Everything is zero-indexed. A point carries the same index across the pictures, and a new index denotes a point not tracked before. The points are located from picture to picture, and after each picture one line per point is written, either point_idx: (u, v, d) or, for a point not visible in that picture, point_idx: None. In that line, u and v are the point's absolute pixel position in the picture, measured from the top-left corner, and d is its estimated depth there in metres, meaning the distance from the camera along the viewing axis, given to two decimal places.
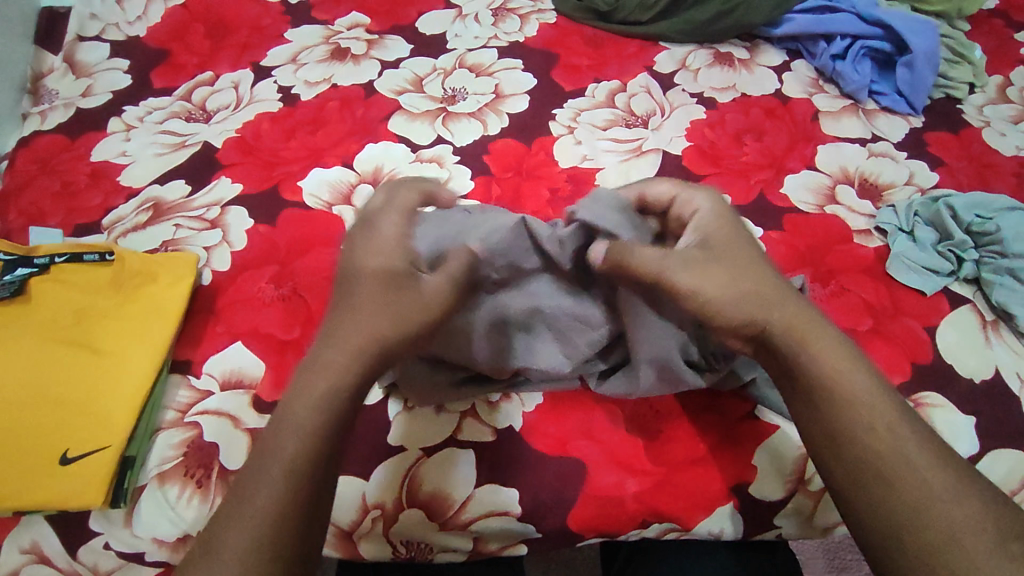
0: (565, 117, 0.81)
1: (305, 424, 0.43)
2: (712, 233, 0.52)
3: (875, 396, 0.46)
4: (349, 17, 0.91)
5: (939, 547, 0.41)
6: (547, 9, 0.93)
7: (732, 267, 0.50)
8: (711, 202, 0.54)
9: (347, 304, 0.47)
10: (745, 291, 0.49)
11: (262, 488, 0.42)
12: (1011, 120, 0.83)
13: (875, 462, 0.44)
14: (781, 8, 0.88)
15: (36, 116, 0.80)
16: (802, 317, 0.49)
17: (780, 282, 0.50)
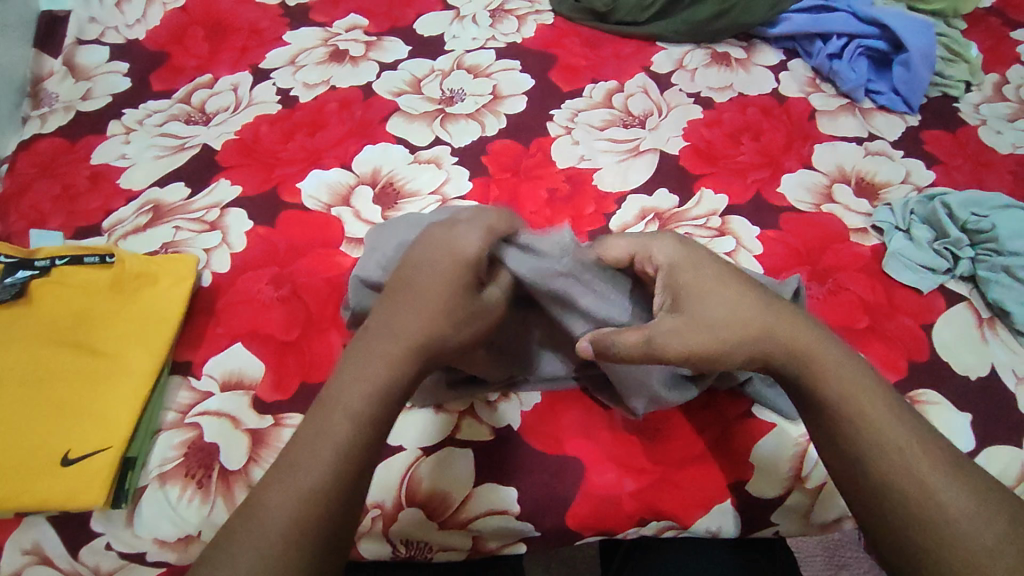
0: (562, 118, 0.81)
1: (357, 409, 0.44)
2: (682, 284, 0.50)
3: (885, 415, 0.46)
4: (347, 19, 0.92)
5: (940, 543, 0.42)
6: (544, 10, 0.93)
7: (717, 318, 0.48)
8: (670, 249, 0.51)
9: (408, 299, 0.48)
10: (729, 339, 0.48)
11: (309, 469, 0.42)
12: (1007, 118, 0.83)
13: (884, 484, 0.45)
14: (777, 7, 0.88)
15: (36, 119, 0.81)
16: (811, 344, 0.49)
17: (768, 314, 0.49)
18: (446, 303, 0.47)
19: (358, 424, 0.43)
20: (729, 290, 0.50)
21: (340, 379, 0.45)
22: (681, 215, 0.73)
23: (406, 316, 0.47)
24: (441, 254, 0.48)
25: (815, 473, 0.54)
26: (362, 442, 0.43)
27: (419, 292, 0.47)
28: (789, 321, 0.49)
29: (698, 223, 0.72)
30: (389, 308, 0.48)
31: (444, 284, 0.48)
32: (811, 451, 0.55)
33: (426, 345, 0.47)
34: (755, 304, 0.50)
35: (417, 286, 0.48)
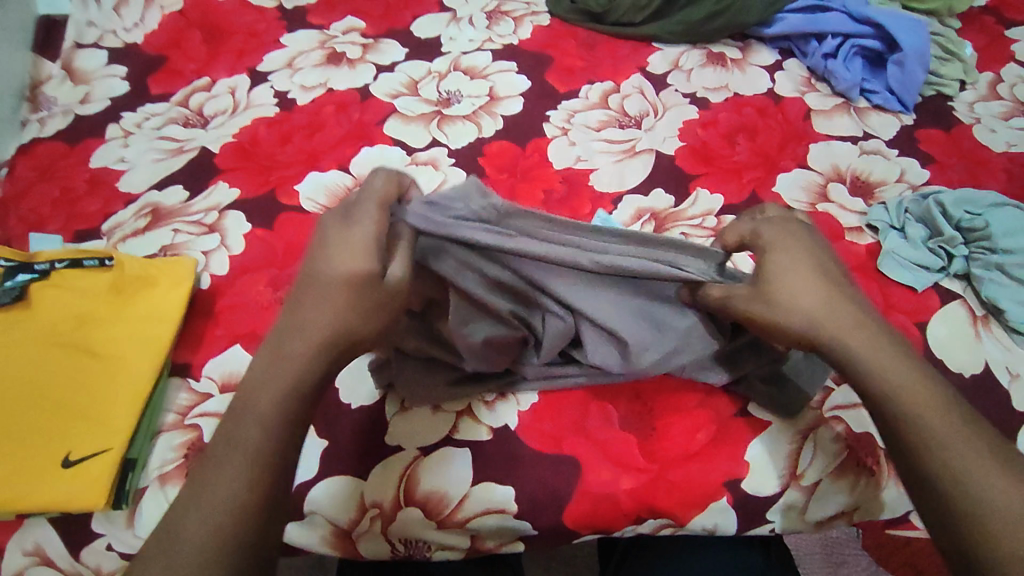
0: (558, 119, 0.81)
1: (265, 415, 0.43)
2: (761, 264, 0.50)
3: (934, 410, 0.45)
4: (344, 21, 0.92)
5: (973, 517, 0.41)
6: (541, 11, 0.93)
7: (782, 301, 0.49)
8: (773, 231, 0.52)
9: (314, 295, 0.46)
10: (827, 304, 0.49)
11: (222, 479, 0.41)
12: (1002, 117, 0.84)
13: (934, 480, 0.43)
14: (773, 8, 0.89)
15: (35, 123, 0.81)
16: (862, 339, 0.48)
17: (823, 303, 0.49)
18: (342, 296, 0.46)
19: (266, 430, 0.43)
20: (801, 274, 0.50)
21: (247, 384, 0.45)
22: (677, 215, 0.73)
23: (306, 314, 0.46)
24: (341, 245, 0.46)
25: (810, 470, 0.55)
26: (274, 450, 0.43)
27: (320, 287, 0.46)
28: (843, 311, 0.49)
29: (694, 223, 0.72)
30: (293, 307, 0.47)
31: (345, 281, 0.46)
32: (806, 449, 0.55)
33: (334, 341, 0.46)
34: (814, 291, 0.49)
35: (314, 285, 0.47)
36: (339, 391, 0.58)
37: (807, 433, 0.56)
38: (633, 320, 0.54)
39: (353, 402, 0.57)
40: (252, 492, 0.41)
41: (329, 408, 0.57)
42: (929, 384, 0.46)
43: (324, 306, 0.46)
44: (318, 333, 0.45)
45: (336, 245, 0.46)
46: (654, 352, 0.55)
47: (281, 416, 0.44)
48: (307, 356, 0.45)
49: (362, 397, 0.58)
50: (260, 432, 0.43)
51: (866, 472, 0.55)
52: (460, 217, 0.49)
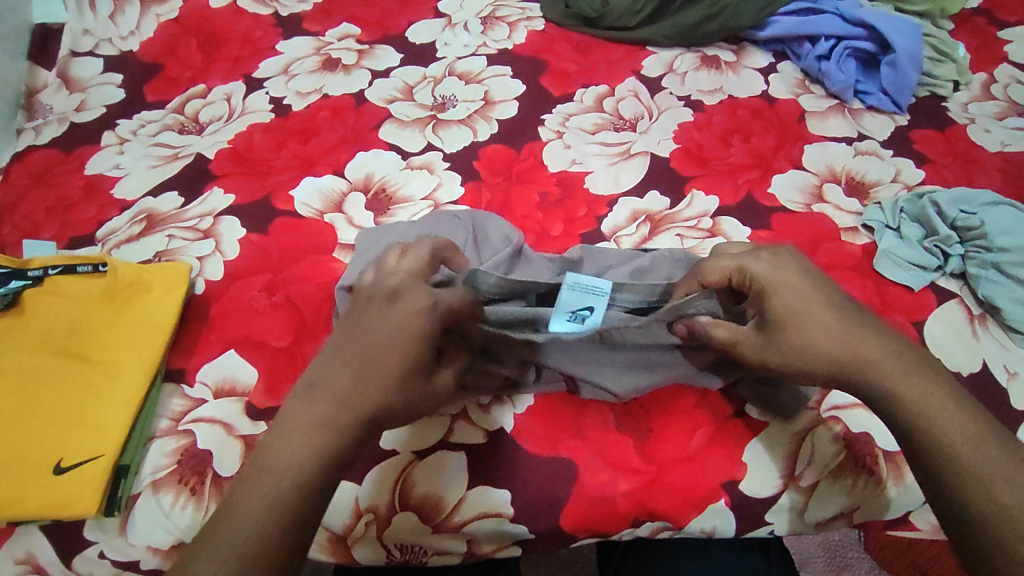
0: (553, 122, 0.81)
1: (300, 475, 0.43)
2: (773, 307, 0.51)
3: (972, 442, 0.45)
4: (339, 28, 0.93)
5: (1003, 540, 0.42)
6: (536, 16, 0.94)
7: (801, 344, 0.50)
8: (768, 269, 0.52)
9: (354, 355, 0.47)
10: (843, 338, 0.49)
11: (233, 537, 0.40)
12: (996, 117, 0.84)
13: (976, 511, 0.43)
14: (766, 10, 0.89)
15: (30, 131, 0.81)
16: (890, 372, 0.48)
17: (846, 343, 0.49)
18: (390, 359, 0.47)
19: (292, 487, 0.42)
20: (823, 315, 0.50)
21: (275, 436, 0.44)
22: (672, 216, 0.73)
23: (341, 367, 0.47)
24: (387, 312, 0.48)
25: (809, 471, 0.55)
26: (298, 512, 0.42)
27: (360, 344, 0.47)
28: (868, 346, 0.49)
29: (690, 225, 0.72)
30: (331, 360, 0.47)
31: (404, 351, 0.47)
32: (805, 450, 0.55)
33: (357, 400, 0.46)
34: (835, 332, 0.50)
35: (357, 347, 0.47)
36: None
37: (804, 433, 0.55)
38: (623, 365, 0.57)
39: None
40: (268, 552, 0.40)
41: None
42: (963, 414, 0.47)
43: (380, 370, 0.46)
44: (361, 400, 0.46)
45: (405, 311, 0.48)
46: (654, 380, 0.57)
47: (309, 474, 0.43)
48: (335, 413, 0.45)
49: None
50: (285, 494, 0.42)
51: (865, 472, 0.54)
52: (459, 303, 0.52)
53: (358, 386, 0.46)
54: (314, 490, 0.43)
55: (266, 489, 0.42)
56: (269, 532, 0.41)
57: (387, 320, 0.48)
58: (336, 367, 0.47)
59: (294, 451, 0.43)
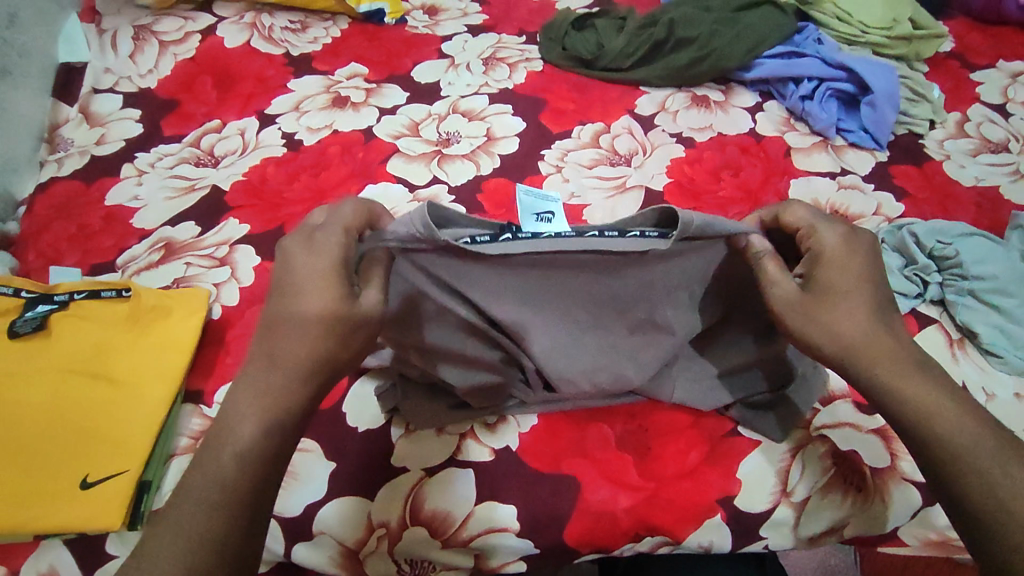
0: (553, 157, 0.86)
1: (243, 445, 0.43)
2: (818, 275, 0.51)
3: (976, 446, 0.46)
4: (347, 68, 0.98)
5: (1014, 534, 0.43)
6: (534, 58, 1.00)
7: (825, 317, 0.50)
8: (834, 243, 0.51)
9: (281, 313, 0.46)
10: (857, 324, 0.49)
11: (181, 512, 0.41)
12: (970, 153, 0.89)
13: (983, 512, 0.44)
14: (752, 54, 0.96)
15: (52, 164, 0.85)
16: (895, 373, 0.49)
17: (858, 332, 0.49)
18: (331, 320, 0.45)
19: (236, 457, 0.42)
20: (855, 296, 0.50)
21: (227, 409, 0.44)
22: None
23: (284, 326, 0.46)
24: (303, 264, 0.46)
25: (800, 486, 0.57)
26: (248, 481, 0.42)
27: (294, 300, 0.46)
28: (880, 337, 0.50)
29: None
30: (271, 322, 0.46)
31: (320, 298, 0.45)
32: (795, 467, 0.58)
33: (306, 361, 0.45)
34: (863, 314, 0.50)
35: (295, 306, 0.46)
36: (347, 415, 0.60)
37: (795, 450, 0.58)
38: (605, 322, 0.56)
39: (359, 425, 0.59)
40: (218, 522, 0.41)
41: (336, 433, 0.59)
42: (969, 422, 0.47)
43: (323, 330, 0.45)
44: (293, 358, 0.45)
45: (306, 258, 0.46)
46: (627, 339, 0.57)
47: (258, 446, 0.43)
48: (281, 379, 0.45)
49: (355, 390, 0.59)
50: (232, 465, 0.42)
51: (854, 488, 0.57)
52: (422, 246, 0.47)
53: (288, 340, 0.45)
54: (262, 458, 0.43)
55: (213, 464, 0.42)
56: (217, 502, 0.41)
57: (293, 267, 0.46)
58: (270, 328, 0.46)
59: (239, 423, 0.43)
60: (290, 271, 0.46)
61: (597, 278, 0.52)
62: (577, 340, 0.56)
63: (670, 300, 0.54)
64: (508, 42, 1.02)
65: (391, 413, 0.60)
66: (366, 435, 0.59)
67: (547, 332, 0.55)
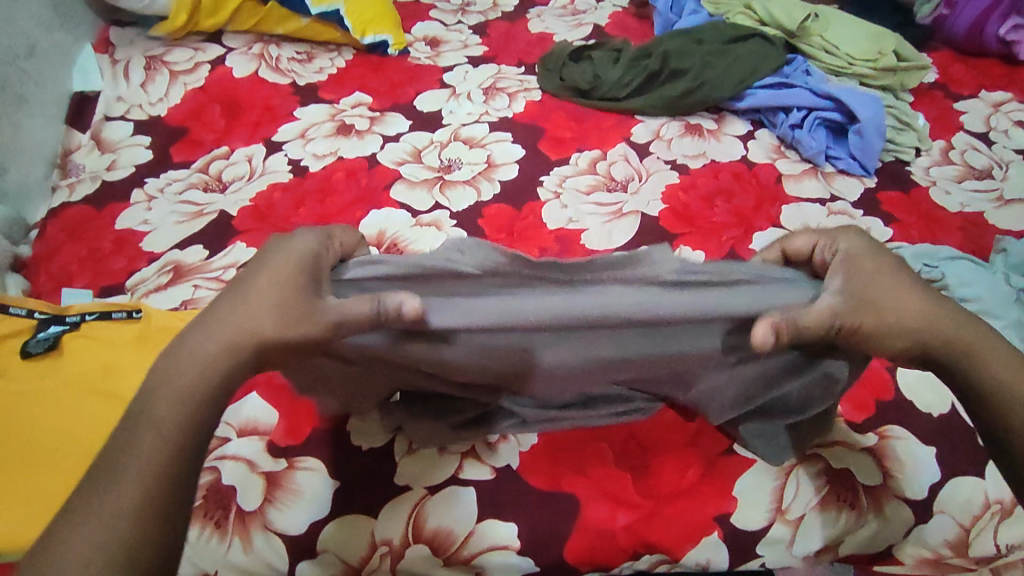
0: (551, 184, 0.88)
1: (162, 419, 0.39)
2: (857, 273, 0.47)
3: None
4: (352, 97, 1.01)
5: None
6: (533, 88, 1.03)
7: (887, 310, 0.46)
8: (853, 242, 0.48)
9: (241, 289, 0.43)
10: (915, 312, 0.46)
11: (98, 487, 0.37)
12: (955, 180, 0.92)
13: None
14: (743, 84, 1.00)
15: (64, 189, 0.87)
16: (968, 337, 0.47)
17: (919, 317, 0.46)
18: (291, 309, 0.42)
19: (166, 440, 0.38)
20: (890, 277, 0.47)
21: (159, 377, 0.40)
22: None
23: (221, 312, 0.42)
24: (272, 256, 0.44)
25: (795, 505, 0.58)
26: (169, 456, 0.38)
27: (243, 291, 0.43)
28: (941, 315, 0.47)
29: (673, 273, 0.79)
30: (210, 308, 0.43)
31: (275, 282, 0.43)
32: (790, 486, 0.59)
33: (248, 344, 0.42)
34: (915, 291, 0.47)
35: (244, 298, 0.43)
36: (351, 434, 0.61)
37: (790, 470, 0.60)
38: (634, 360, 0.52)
39: (363, 444, 0.61)
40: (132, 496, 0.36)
41: (341, 453, 0.60)
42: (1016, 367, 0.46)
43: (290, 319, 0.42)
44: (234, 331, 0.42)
45: (283, 257, 0.44)
46: (633, 375, 0.55)
47: (187, 428, 0.39)
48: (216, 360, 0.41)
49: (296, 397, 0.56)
50: (161, 451, 0.38)
51: (848, 506, 0.58)
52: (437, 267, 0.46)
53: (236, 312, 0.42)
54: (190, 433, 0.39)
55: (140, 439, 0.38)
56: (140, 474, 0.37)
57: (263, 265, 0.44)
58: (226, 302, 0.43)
59: (168, 405, 0.39)
60: (259, 265, 0.44)
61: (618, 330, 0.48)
62: (568, 368, 0.53)
63: (691, 354, 0.51)
64: (508, 73, 1.06)
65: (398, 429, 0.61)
66: (371, 455, 0.60)
67: (569, 359, 0.52)
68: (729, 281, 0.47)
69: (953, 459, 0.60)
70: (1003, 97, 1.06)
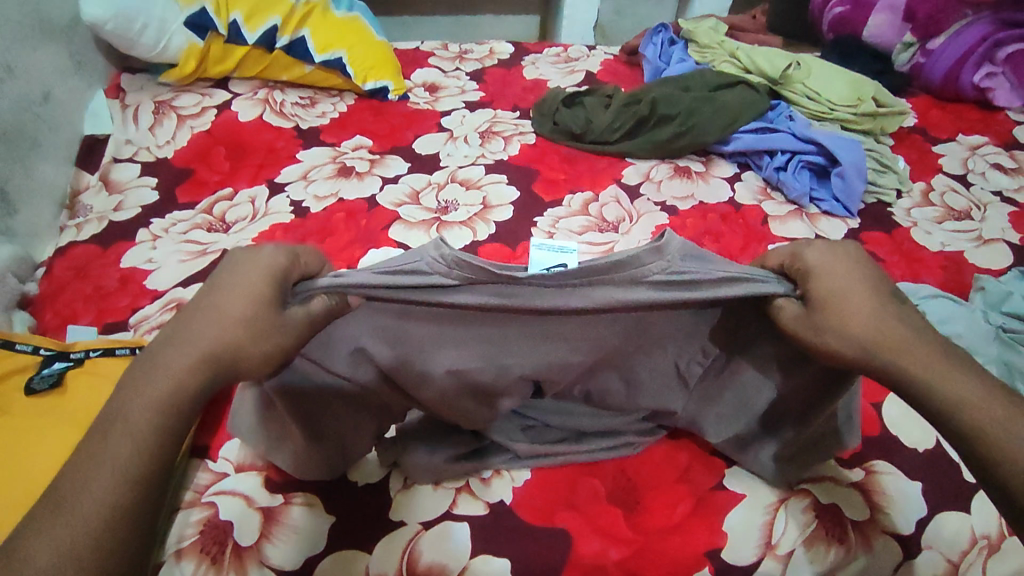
0: (545, 225, 0.91)
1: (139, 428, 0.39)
2: (813, 289, 0.48)
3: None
4: (353, 140, 1.05)
5: None
6: (527, 132, 1.07)
7: (834, 324, 0.46)
8: (819, 254, 0.49)
9: (211, 304, 0.44)
10: (867, 327, 0.45)
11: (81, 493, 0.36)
12: (935, 220, 0.96)
13: None
14: (729, 129, 1.04)
15: (72, 229, 0.90)
16: (934, 357, 0.44)
17: (872, 334, 0.45)
18: (261, 325, 0.44)
19: (141, 452, 0.38)
20: (853, 289, 0.47)
21: (131, 387, 0.40)
22: None
23: (195, 327, 0.43)
24: (239, 268, 0.46)
25: (785, 540, 0.59)
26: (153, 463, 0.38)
27: (218, 302, 0.44)
28: (898, 332, 0.45)
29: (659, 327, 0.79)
30: (181, 322, 0.43)
31: (248, 294, 0.44)
32: (778, 521, 0.60)
33: (223, 359, 0.43)
34: (874, 309, 0.46)
35: (217, 318, 0.43)
36: (349, 469, 0.63)
37: (777, 505, 0.61)
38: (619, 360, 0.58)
39: (360, 480, 0.62)
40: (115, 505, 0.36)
41: (340, 489, 0.62)
42: (986, 387, 0.42)
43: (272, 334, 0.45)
44: (208, 344, 0.42)
45: (250, 260, 0.46)
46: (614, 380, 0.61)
47: (159, 443, 0.39)
48: (194, 373, 0.41)
49: (290, 437, 0.57)
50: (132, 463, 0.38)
51: (837, 541, 0.59)
52: (414, 271, 0.48)
53: (212, 322, 0.43)
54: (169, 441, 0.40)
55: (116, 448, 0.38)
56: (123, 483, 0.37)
57: (226, 274, 0.46)
58: (197, 313, 0.44)
59: (140, 417, 0.39)
60: (223, 276, 0.46)
61: (609, 320, 0.54)
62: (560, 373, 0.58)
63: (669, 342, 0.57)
64: (503, 118, 1.11)
65: (394, 463, 0.63)
66: (369, 490, 0.61)
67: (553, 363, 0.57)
68: (726, 277, 0.49)
69: (938, 494, 0.62)
70: (979, 140, 1.11)
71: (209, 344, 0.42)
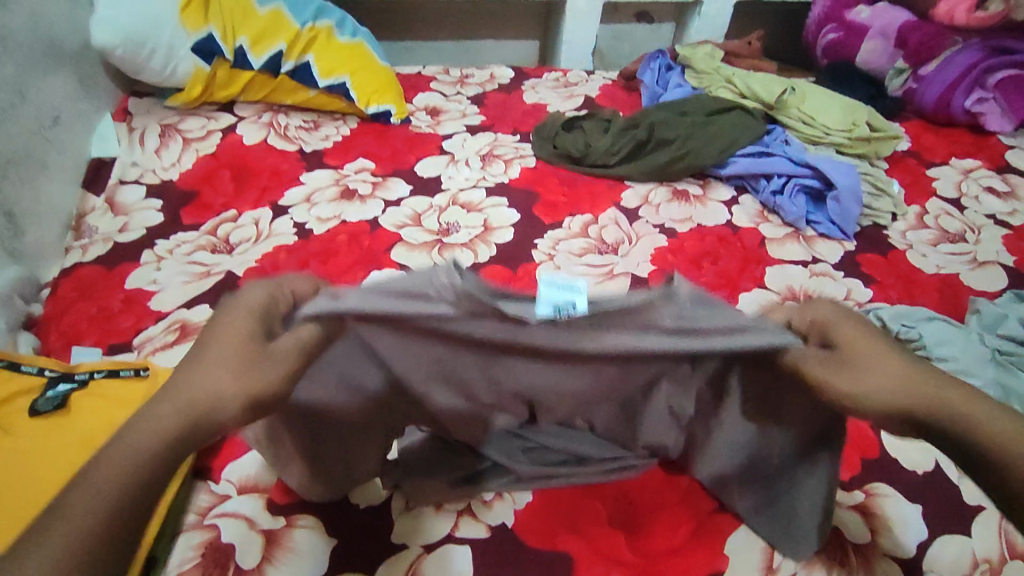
0: (545, 246, 0.92)
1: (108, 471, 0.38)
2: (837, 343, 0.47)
3: None
4: (356, 163, 1.07)
5: None
6: (528, 155, 1.09)
7: (867, 376, 0.45)
8: (830, 309, 0.50)
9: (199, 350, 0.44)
10: (898, 377, 0.45)
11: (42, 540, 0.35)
12: (931, 243, 0.97)
13: None
14: (726, 153, 1.06)
15: (77, 250, 0.90)
16: (959, 401, 0.44)
17: (903, 384, 0.45)
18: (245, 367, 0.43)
19: (111, 499, 0.37)
20: (875, 343, 0.47)
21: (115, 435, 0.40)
22: None
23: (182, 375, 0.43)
24: (228, 314, 0.46)
25: (787, 563, 0.59)
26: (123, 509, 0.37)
27: (205, 347, 0.44)
28: (926, 380, 0.45)
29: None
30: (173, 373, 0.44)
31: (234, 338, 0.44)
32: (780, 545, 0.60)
33: (207, 403, 0.42)
34: (898, 360, 0.46)
35: (203, 360, 0.43)
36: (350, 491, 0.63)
37: None
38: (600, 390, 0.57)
39: (361, 502, 0.62)
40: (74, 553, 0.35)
41: (342, 511, 0.62)
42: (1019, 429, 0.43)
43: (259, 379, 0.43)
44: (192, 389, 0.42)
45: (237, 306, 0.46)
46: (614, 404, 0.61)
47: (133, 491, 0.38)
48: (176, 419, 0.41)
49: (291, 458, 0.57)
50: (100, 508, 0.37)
51: (839, 565, 0.59)
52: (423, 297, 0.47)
53: (199, 365, 0.43)
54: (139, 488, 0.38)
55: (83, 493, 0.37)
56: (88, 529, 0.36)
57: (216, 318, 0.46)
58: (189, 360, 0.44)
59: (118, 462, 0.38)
60: (215, 320, 0.46)
61: (611, 364, 0.52)
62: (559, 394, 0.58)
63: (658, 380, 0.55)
64: (504, 141, 1.13)
65: (394, 485, 0.63)
66: (371, 512, 0.61)
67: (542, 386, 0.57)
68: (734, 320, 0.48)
69: (938, 517, 0.62)
70: (972, 164, 1.13)
71: (193, 388, 0.42)
